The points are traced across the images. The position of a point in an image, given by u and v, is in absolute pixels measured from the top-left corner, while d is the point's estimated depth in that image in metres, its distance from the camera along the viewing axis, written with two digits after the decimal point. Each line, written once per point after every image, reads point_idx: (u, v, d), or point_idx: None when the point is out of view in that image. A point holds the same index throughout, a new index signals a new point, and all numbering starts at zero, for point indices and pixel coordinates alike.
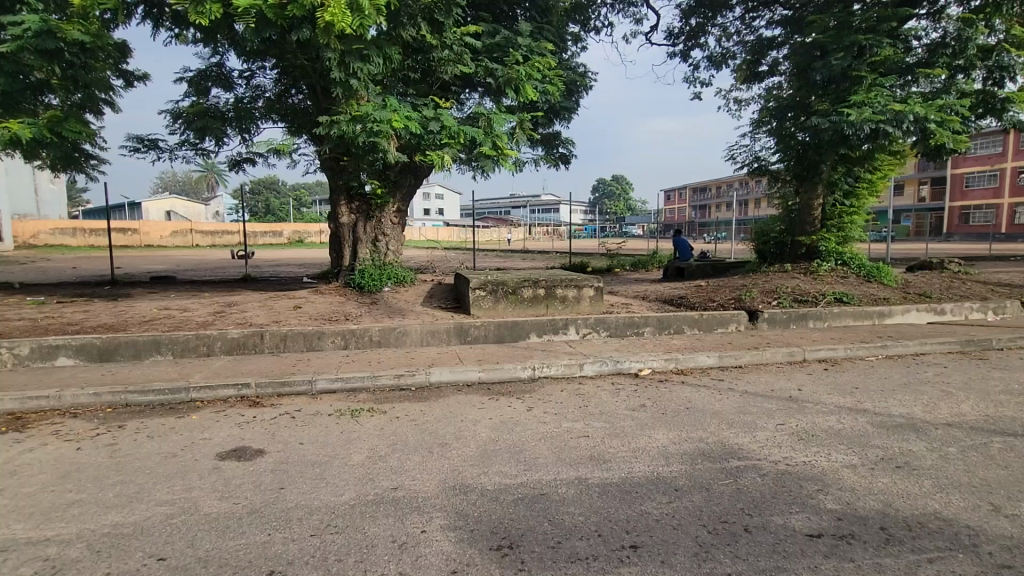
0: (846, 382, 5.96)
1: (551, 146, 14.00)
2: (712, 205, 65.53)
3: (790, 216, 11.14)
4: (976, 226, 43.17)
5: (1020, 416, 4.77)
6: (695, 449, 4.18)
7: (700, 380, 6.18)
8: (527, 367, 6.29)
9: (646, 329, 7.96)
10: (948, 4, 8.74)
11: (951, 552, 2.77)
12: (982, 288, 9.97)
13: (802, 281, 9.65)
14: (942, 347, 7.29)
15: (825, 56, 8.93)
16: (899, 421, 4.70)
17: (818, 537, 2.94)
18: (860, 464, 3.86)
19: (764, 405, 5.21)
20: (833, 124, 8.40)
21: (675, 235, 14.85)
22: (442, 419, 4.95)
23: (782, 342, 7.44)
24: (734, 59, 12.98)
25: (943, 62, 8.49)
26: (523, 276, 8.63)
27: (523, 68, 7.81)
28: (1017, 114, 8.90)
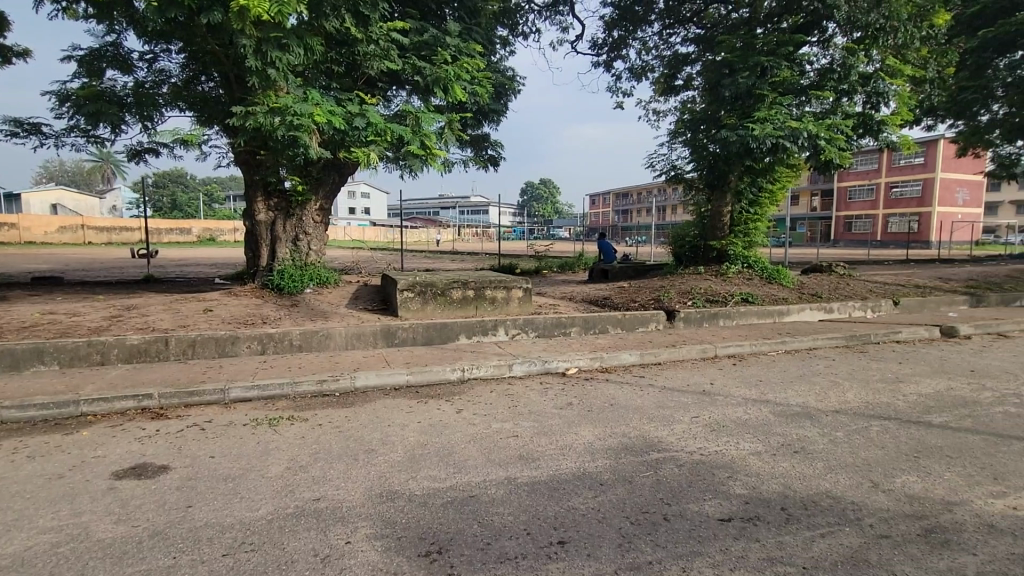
0: (751, 375, 6.48)
1: (480, 147, 14.06)
2: (634, 210, 68.71)
3: (702, 221, 11.93)
4: (858, 234, 48.52)
5: (893, 401, 5.42)
6: (618, 444, 4.36)
7: (623, 377, 6.46)
8: (456, 368, 6.25)
9: (573, 329, 8.19)
10: (835, 34, 9.73)
11: (839, 526, 3.10)
12: (863, 288, 11.21)
13: (714, 283, 10.36)
14: (831, 342, 8.12)
15: (733, 74, 9.66)
16: (797, 410, 5.18)
17: (729, 521, 3.16)
18: (764, 451, 4.21)
19: (680, 400, 5.54)
20: (740, 138, 9.13)
21: (600, 238, 15.38)
22: (368, 424, 4.81)
23: (697, 339, 7.94)
24: (653, 73, 13.68)
25: (831, 85, 9.45)
26: (451, 277, 8.57)
27: (452, 68, 7.76)
28: (889, 135, 10.10)
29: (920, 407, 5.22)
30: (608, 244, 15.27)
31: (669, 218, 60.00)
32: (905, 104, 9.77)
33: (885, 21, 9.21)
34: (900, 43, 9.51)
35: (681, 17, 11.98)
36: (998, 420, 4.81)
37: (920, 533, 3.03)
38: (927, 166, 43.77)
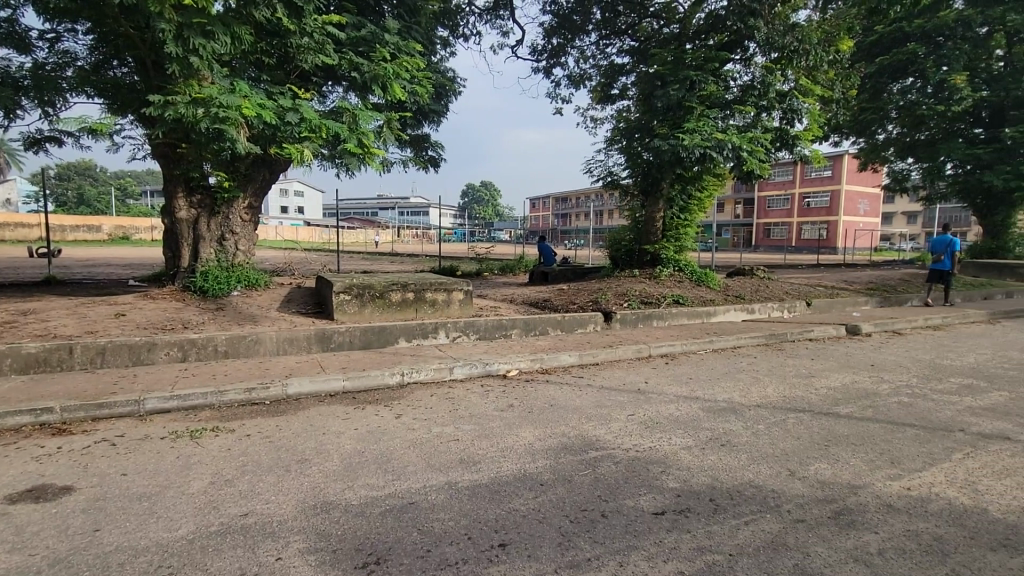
0: (682, 373, 6.80)
1: (420, 148, 13.88)
2: (572, 214, 70.32)
3: (637, 226, 12.38)
4: (776, 240, 52.25)
5: (807, 394, 5.87)
6: (558, 444, 4.43)
7: (562, 378, 6.57)
8: (395, 373, 6.12)
9: (513, 331, 8.25)
10: (755, 53, 10.43)
11: (761, 513, 3.31)
12: (780, 290, 12.07)
13: (648, 285, 10.78)
14: (753, 341, 8.67)
15: (664, 86, 10.12)
16: (723, 405, 5.48)
17: (663, 514, 3.29)
18: (694, 445, 4.42)
19: (617, 399, 5.71)
20: (671, 147, 9.59)
21: (540, 241, 15.56)
22: (301, 433, 4.59)
23: (632, 340, 8.23)
24: (591, 81, 14.05)
25: (752, 101, 10.11)
26: (390, 279, 8.38)
27: (390, 66, 7.60)
28: (803, 150, 10.93)
29: (829, 399, 5.68)
30: (547, 247, 15.46)
31: (606, 223, 61.92)
32: (816, 121, 10.61)
33: (799, 44, 9.98)
34: (811, 65, 10.34)
35: (617, 28, 12.36)
36: (894, 409, 5.33)
37: (831, 515, 3.29)
38: (833, 179, 48.04)
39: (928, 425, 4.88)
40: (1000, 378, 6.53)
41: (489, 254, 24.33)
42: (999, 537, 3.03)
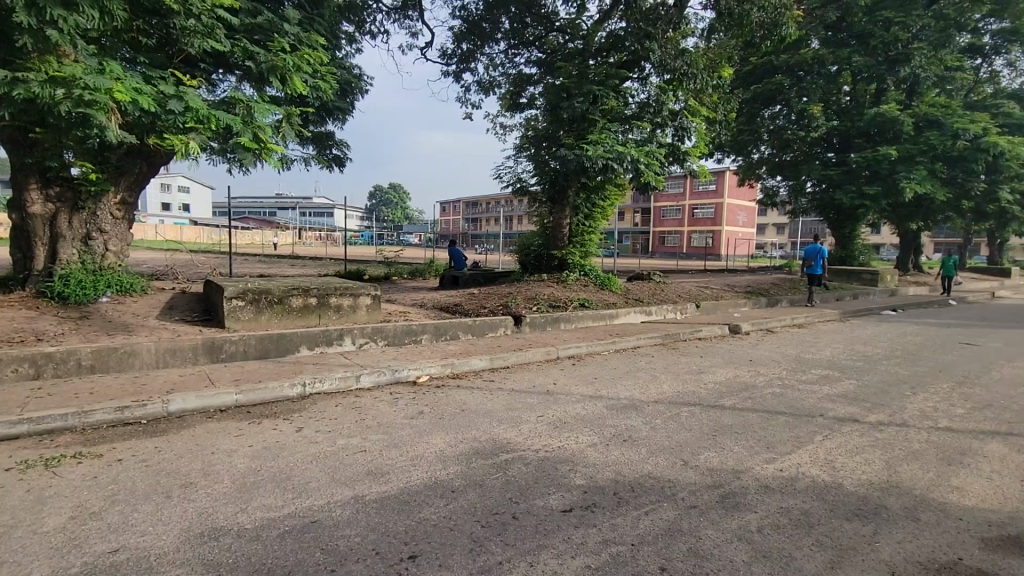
0: (588, 373, 7.08)
1: (323, 145, 13.24)
2: (482, 219, 70.85)
3: (545, 232, 12.75)
4: (670, 247, 56.41)
5: (698, 389, 6.37)
6: (470, 449, 4.41)
7: (473, 382, 6.56)
8: (296, 384, 5.74)
9: (423, 336, 8.10)
10: (651, 73, 11.19)
11: (660, 502, 3.53)
12: (674, 293, 13.02)
13: (556, 289, 11.12)
14: (652, 341, 9.26)
15: (569, 98, 10.55)
16: (625, 402, 5.79)
17: (570, 511, 3.39)
18: (600, 442, 4.61)
19: (526, 400, 5.82)
20: (576, 157, 10.03)
21: (450, 245, 15.44)
22: (186, 454, 4.14)
23: (540, 343, 8.44)
24: (500, 88, 14.26)
25: (648, 117, 10.83)
26: (290, 284, 7.85)
27: (290, 57, 7.15)
28: (692, 165, 11.90)
29: (716, 393, 6.22)
30: (458, 251, 15.39)
31: (515, 227, 63.18)
32: (703, 139, 11.59)
33: (688, 68, 10.89)
34: (698, 88, 11.31)
35: (526, 40, 12.59)
36: (768, 399, 5.95)
37: (719, 499, 3.59)
38: (717, 192, 52.94)
39: (795, 412, 5.51)
40: (850, 368, 7.55)
41: (398, 258, 23.80)
42: (853, 507, 3.49)
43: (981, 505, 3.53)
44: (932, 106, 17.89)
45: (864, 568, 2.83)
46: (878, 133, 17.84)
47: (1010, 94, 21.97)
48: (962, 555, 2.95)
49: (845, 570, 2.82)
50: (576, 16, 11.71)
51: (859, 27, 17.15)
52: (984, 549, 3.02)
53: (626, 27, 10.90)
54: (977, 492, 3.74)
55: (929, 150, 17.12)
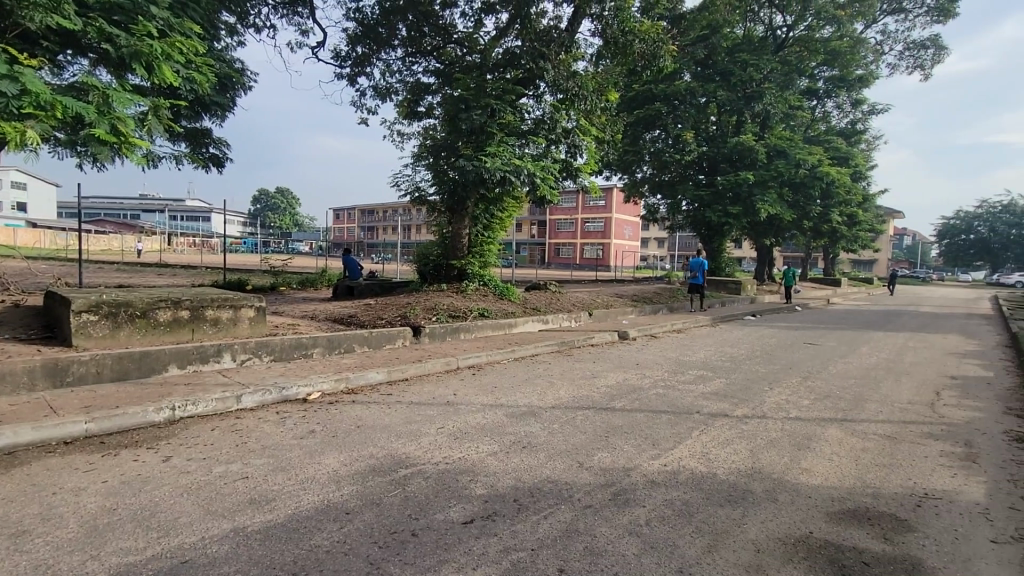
0: (488, 383, 7.14)
1: (198, 143, 12.06)
2: (379, 227, 68.85)
3: (444, 241, 12.74)
4: (564, 258, 59.07)
5: (591, 393, 6.71)
6: (366, 467, 4.22)
7: (370, 397, 6.31)
8: (163, 408, 5.10)
9: (315, 350, 7.64)
10: (545, 92, 11.70)
11: (558, 505, 3.65)
12: (569, 302, 13.62)
13: (455, 299, 11.10)
14: (549, 348, 9.60)
15: (468, 109, 10.69)
16: (524, 409, 5.92)
17: (471, 522, 3.38)
18: (500, 450, 4.67)
19: (426, 412, 5.73)
20: (475, 168, 10.20)
21: (345, 254, 14.76)
22: (17, 498, 3.49)
23: (440, 353, 8.36)
24: (397, 95, 14.02)
25: (543, 134, 11.27)
26: (155, 295, 6.99)
27: (157, 44, 6.42)
28: (584, 181, 12.57)
29: (608, 396, 6.60)
30: (354, 260, 14.75)
31: (413, 237, 62.35)
32: (593, 157, 12.27)
33: (579, 89, 11.53)
34: (589, 109, 12.01)
35: (423, 49, 12.50)
36: (653, 400, 6.44)
37: (611, 497, 3.79)
38: (606, 208, 56.56)
39: (676, 410, 6.01)
40: (720, 368, 8.43)
41: (286, 267, 22.31)
42: (724, 494, 3.88)
43: (825, 483, 4.12)
44: (780, 138, 20.70)
45: (736, 549, 3.15)
46: (739, 160, 20.23)
47: (837, 131, 26.14)
48: (812, 528, 3.41)
49: (720, 552, 3.11)
50: (474, 30, 11.89)
51: (723, 65, 19.38)
52: (828, 522, 3.51)
53: (521, 46, 11.31)
54: (821, 471, 4.35)
55: (779, 176, 19.76)
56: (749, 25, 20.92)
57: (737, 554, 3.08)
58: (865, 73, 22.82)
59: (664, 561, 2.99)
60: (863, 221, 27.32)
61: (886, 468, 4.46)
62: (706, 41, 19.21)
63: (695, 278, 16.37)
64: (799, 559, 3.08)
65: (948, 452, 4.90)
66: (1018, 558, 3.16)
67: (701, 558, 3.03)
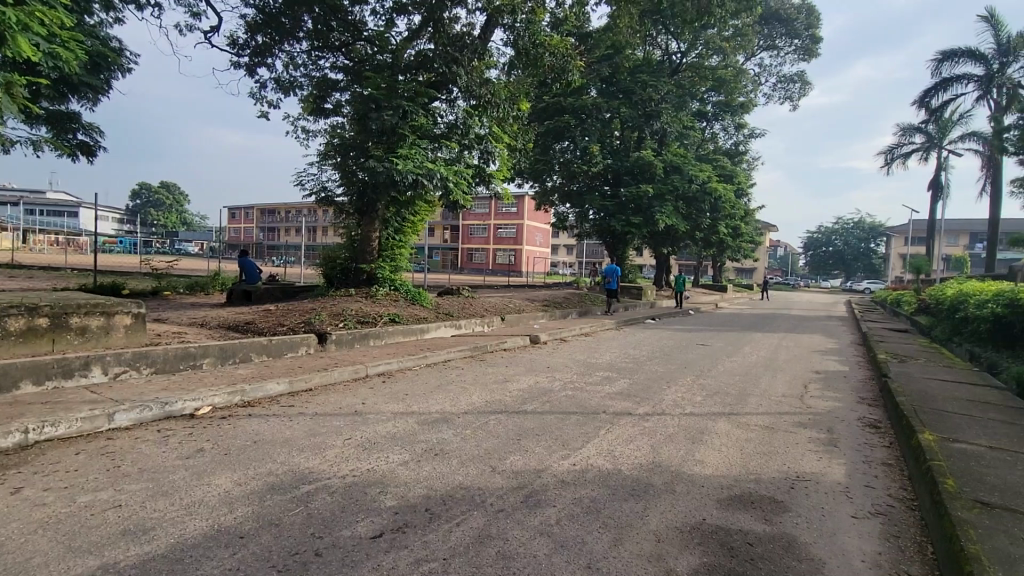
0: (398, 390, 6.92)
1: (61, 127, 10.57)
2: (280, 229, 64.68)
3: (353, 245, 12.28)
4: (477, 263, 59.29)
5: (503, 397, 6.73)
6: (262, 486, 3.87)
7: (268, 409, 5.84)
8: (11, 431, 4.34)
9: (205, 360, 6.93)
10: (457, 97, 11.66)
11: (471, 511, 3.59)
12: (482, 306, 13.63)
13: (364, 304, 10.67)
14: (462, 353, 9.52)
15: (378, 109, 10.37)
16: (437, 416, 5.79)
17: (381, 536, 3.22)
18: (410, 459, 4.51)
19: (331, 424, 5.41)
20: (386, 170, 9.94)
21: (241, 255, 13.61)
22: None
23: (348, 361, 7.97)
24: (302, 90, 13.24)
25: (456, 138, 11.23)
26: (4, 299, 5.95)
27: (13, 10, 5.48)
28: (497, 187, 12.66)
29: (519, 399, 6.66)
30: (251, 262, 13.65)
31: (319, 239, 59.32)
32: (506, 164, 12.40)
33: (491, 97, 11.62)
34: (501, 117, 12.13)
35: (330, 44, 11.88)
36: (562, 401, 6.60)
37: (523, 500, 3.80)
38: (518, 215, 57.62)
39: (584, 411, 6.21)
40: (624, 369, 8.86)
41: (170, 270, 20.16)
42: (630, 489, 4.05)
43: (718, 472, 4.45)
44: (676, 155, 22.33)
45: (640, 540, 3.29)
46: (641, 173, 21.53)
47: (724, 151, 28.76)
48: (707, 515, 3.65)
49: (626, 544, 3.23)
50: (385, 29, 11.56)
51: (625, 84, 20.52)
52: (720, 508, 3.79)
53: (434, 49, 11.19)
54: (714, 462, 4.69)
55: (675, 190, 21.32)
56: (649, 48, 22.37)
57: (640, 546, 3.22)
58: (746, 101, 25.35)
59: (573, 559, 3.05)
60: (745, 233, 30.29)
61: (768, 456, 4.92)
62: (610, 60, 20.26)
63: (611, 283, 17.54)
64: (695, 544, 3.27)
65: (816, 438, 5.53)
66: (871, 528, 3.62)
67: (609, 552, 3.13)
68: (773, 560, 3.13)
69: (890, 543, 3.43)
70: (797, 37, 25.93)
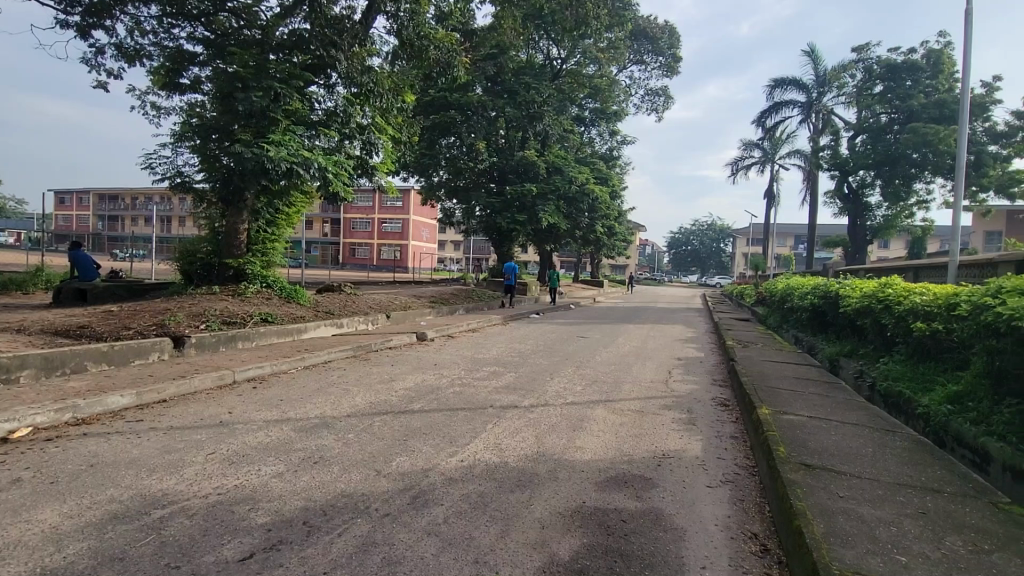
0: (272, 396, 6.35)
1: None
2: (125, 217, 56.27)
3: (216, 238, 11.05)
4: (359, 259, 56.86)
5: (388, 397, 6.50)
6: (103, 516, 3.31)
7: (111, 426, 5.02)
8: None
9: (22, 373, 5.76)
10: (337, 83, 10.96)
11: (354, 520, 3.40)
12: (365, 304, 13.05)
13: (231, 303, 9.63)
14: (343, 354, 8.99)
15: (246, 89, 9.41)
16: (316, 422, 5.41)
17: (251, 558, 2.92)
18: (286, 470, 4.16)
19: (191, 437, 4.80)
20: (255, 156, 9.08)
21: (72, 247, 11.55)
22: None
23: (211, 366, 7.14)
24: (151, 61, 11.57)
25: (336, 127, 10.59)
26: None
27: None
28: (381, 180, 12.20)
29: (406, 398, 6.48)
30: (86, 256, 11.65)
31: (175, 230, 52.72)
32: (390, 157, 12.00)
33: (374, 86, 11.08)
34: (384, 107, 11.66)
35: (186, 12, 10.44)
36: (450, 398, 6.55)
37: (410, 501, 3.70)
38: (403, 209, 56.17)
39: (471, 406, 6.22)
40: (511, 363, 9.07)
41: None
42: (515, 480, 4.13)
43: (595, 457, 4.73)
44: (557, 156, 23.34)
45: (525, 529, 3.36)
46: (525, 173, 22.17)
47: (600, 155, 30.67)
48: (586, 498, 3.85)
49: (511, 535, 3.29)
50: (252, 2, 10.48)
51: (509, 84, 20.90)
52: (597, 490, 4.03)
53: (310, 30, 10.41)
54: (593, 448, 4.96)
55: (556, 190, 22.29)
56: (531, 51, 23.00)
57: (525, 535, 3.29)
58: (618, 109, 27.26)
59: (461, 555, 3.03)
60: (619, 232, 32.66)
61: (639, 438, 5.32)
62: (495, 59, 20.45)
63: (507, 280, 18.59)
64: (575, 527, 3.43)
65: (678, 418, 6.11)
66: (721, 495, 4.09)
67: (495, 545, 3.16)
68: (642, 533, 3.40)
69: (737, 506, 3.90)
70: (661, 55, 28.42)
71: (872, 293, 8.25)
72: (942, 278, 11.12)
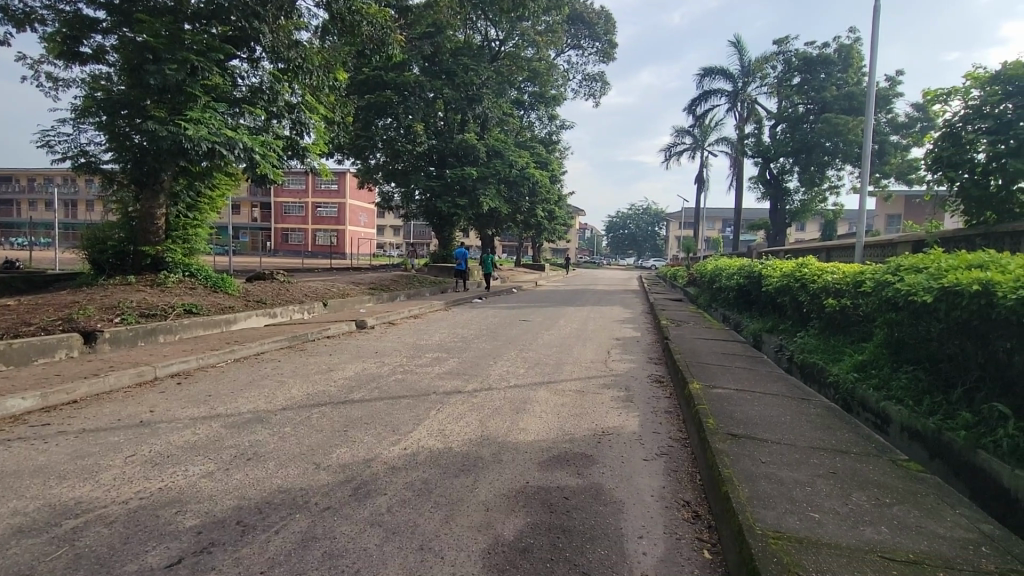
0: (199, 391, 5.94)
1: None
2: (20, 201, 50.60)
3: (129, 223, 10.12)
4: (293, 245, 54.32)
5: (326, 388, 6.25)
6: (3, 531, 2.97)
7: (11, 433, 4.49)
8: None
9: None
10: (261, 57, 10.23)
11: (292, 516, 3.24)
12: (299, 291, 12.45)
13: (149, 294, 8.87)
14: (276, 345, 8.55)
15: (158, 61, 8.60)
16: (248, 417, 5.11)
17: (178, 563, 2.72)
18: (216, 468, 3.90)
19: (106, 441, 4.38)
20: (171, 134, 8.32)
21: None
22: None
23: (128, 363, 6.56)
24: (44, 26, 10.30)
25: (262, 104, 9.89)
26: None
27: None
28: (313, 162, 11.57)
29: (345, 388, 6.26)
30: None
31: (82, 215, 48.04)
32: (322, 137, 11.40)
33: (303, 61, 10.45)
34: (314, 84, 11.03)
35: None
36: (392, 386, 6.40)
37: (352, 493, 3.58)
38: (338, 192, 53.82)
39: (414, 394, 6.10)
40: (454, 348, 8.99)
41: None
42: (459, 465, 4.09)
43: (539, 437, 4.78)
44: (497, 140, 23.12)
45: (469, 513, 3.34)
46: (464, 156, 21.84)
47: (539, 139, 30.69)
48: (529, 478, 3.89)
49: (457, 519, 3.26)
50: None
51: (447, 65, 20.35)
52: (541, 469, 4.07)
53: None
54: (536, 429, 5.02)
55: (496, 174, 22.07)
56: (469, 32, 22.50)
57: (470, 518, 3.27)
58: (557, 93, 27.35)
59: (405, 543, 2.97)
60: (559, 216, 33.05)
61: (581, 417, 5.44)
62: (431, 39, 19.56)
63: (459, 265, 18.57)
64: (520, 506, 3.46)
65: (617, 396, 6.30)
66: (658, 466, 4.26)
67: (440, 531, 3.12)
68: (584, 508, 3.48)
69: (672, 476, 4.09)
70: (597, 40, 28.67)
71: (791, 273, 8.83)
72: (851, 258, 12.07)
